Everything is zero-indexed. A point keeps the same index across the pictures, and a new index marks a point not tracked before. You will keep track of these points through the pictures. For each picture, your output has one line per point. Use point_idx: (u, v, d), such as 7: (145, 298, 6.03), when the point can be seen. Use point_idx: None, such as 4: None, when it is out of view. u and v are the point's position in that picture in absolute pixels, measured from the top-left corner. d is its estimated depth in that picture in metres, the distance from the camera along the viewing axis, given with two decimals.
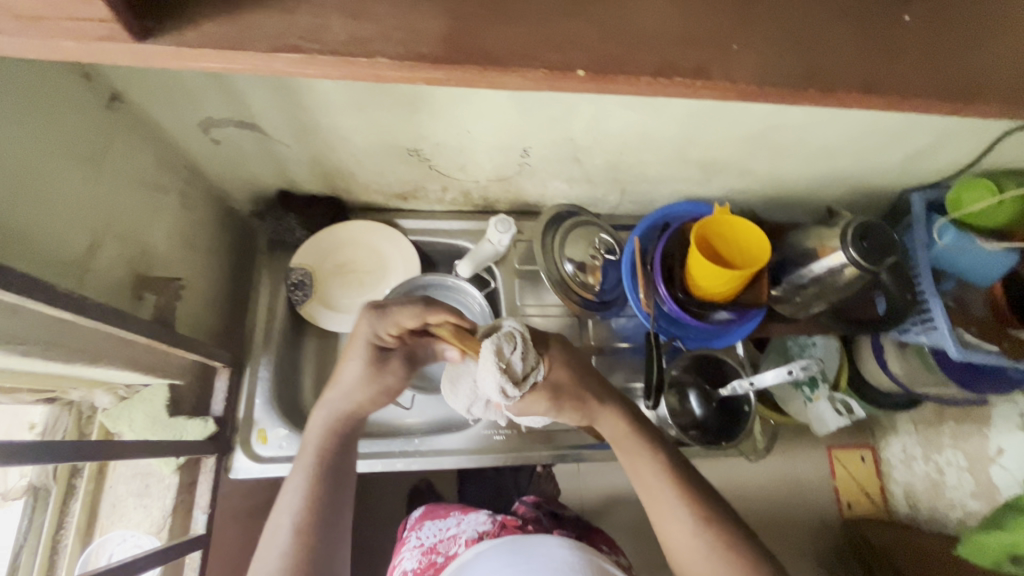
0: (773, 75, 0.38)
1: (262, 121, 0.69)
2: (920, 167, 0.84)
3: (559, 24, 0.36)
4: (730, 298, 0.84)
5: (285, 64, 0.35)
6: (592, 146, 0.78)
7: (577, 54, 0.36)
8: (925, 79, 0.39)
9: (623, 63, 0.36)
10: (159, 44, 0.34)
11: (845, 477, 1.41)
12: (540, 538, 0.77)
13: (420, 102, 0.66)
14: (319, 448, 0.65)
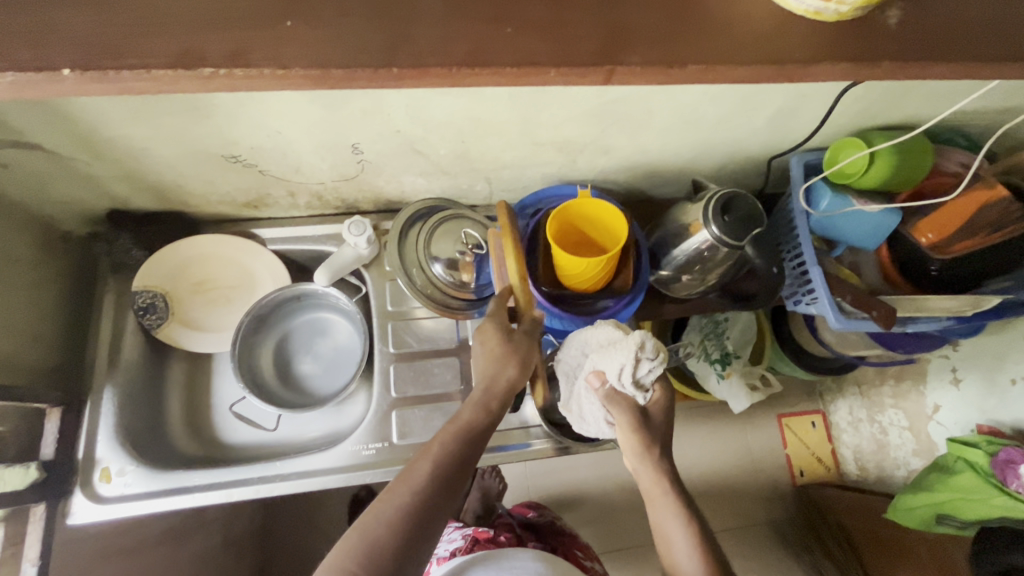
0: (351, 58, 0.41)
1: (40, 140, 0.63)
2: (789, 129, 0.79)
3: (62, 26, 0.40)
4: (598, 286, 0.80)
5: None
6: (427, 136, 0.72)
7: (69, 55, 0.39)
8: (537, 48, 0.43)
9: (129, 53, 0.40)
10: None
11: (796, 445, 1.35)
12: (511, 552, 0.82)
13: (207, 107, 0.60)
14: (476, 414, 0.64)
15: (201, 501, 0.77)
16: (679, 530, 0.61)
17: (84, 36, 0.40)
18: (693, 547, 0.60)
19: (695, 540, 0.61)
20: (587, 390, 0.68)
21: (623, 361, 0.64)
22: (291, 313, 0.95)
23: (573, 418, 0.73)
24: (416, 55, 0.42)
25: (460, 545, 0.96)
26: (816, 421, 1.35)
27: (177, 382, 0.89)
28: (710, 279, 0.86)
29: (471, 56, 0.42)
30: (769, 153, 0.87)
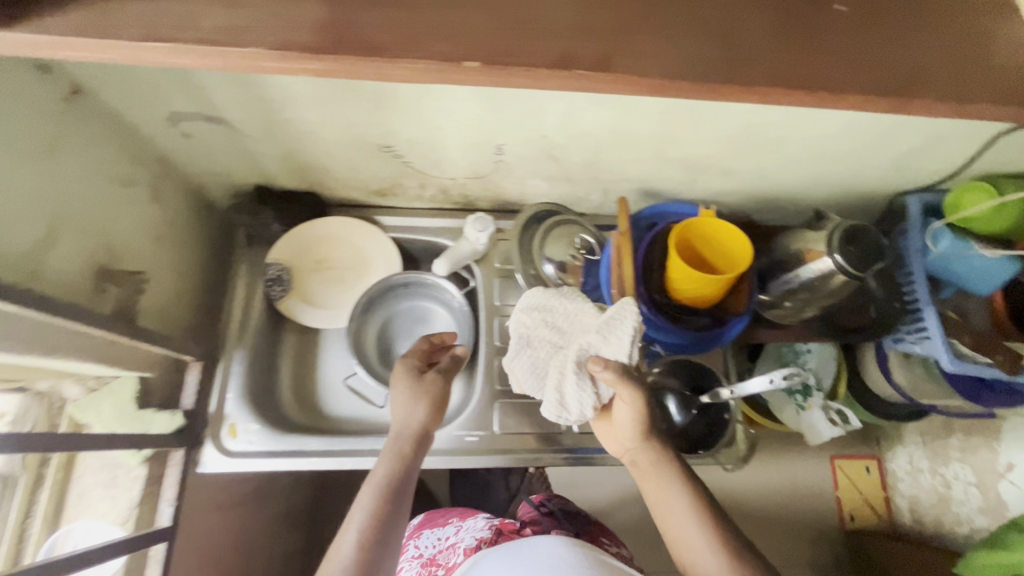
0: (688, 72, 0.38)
1: (227, 115, 0.68)
2: (916, 168, 0.80)
3: (455, 20, 0.37)
4: (711, 303, 0.82)
5: (171, 55, 0.35)
6: (567, 144, 0.76)
7: (476, 52, 0.36)
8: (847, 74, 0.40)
9: (518, 54, 0.36)
10: (30, 32, 0.34)
11: (850, 489, 1.23)
12: (534, 539, 0.71)
13: (386, 98, 0.65)
14: (392, 469, 0.67)
15: (315, 466, 0.80)
16: (684, 508, 0.64)
17: (484, 33, 0.36)
18: (703, 524, 0.63)
19: (703, 515, 0.63)
20: (579, 365, 0.70)
21: (622, 331, 0.68)
22: (397, 301, 0.98)
23: (548, 406, 0.71)
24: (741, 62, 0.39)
25: (484, 535, 0.91)
26: (872, 467, 1.25)
27: (290, 353, 0.94)
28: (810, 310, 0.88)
29: (801, 78, 0.39)
30: (886, 190, 0.87)
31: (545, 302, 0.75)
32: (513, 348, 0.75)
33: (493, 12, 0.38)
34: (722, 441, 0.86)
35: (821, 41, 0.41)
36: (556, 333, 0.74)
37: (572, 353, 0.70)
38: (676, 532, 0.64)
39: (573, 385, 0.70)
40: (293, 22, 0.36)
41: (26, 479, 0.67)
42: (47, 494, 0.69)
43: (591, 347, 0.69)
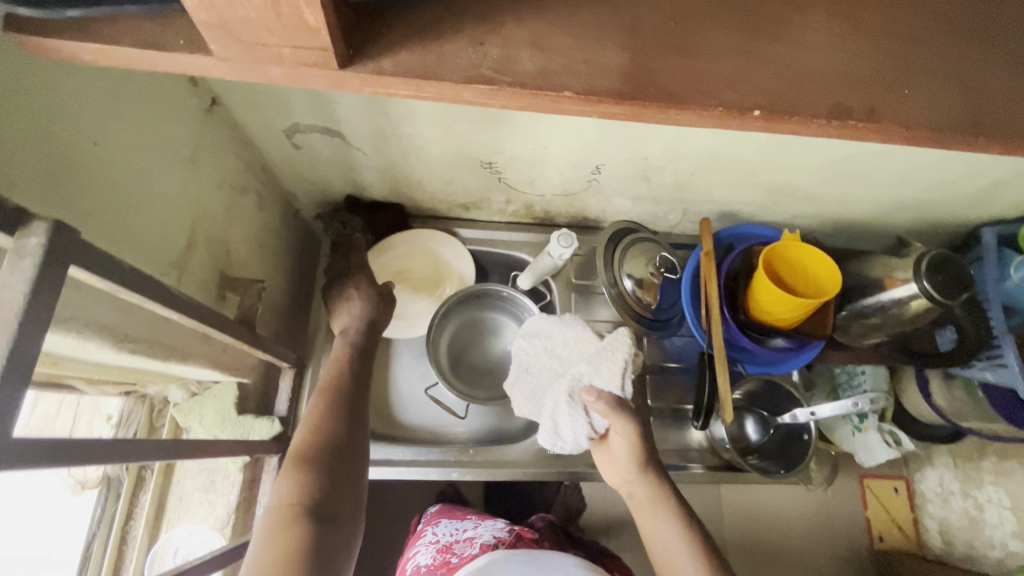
0: (938, 115, 0.30)
1: (345, 129, 0.69)
2: (995, 199, 0.83)
3: (735, 60, 0.29)
4: (792, 324, 0.83)
5: (473, 96, 0.28)
6: (664, 165, 0.77)
7: (752, 91, 0.28)
8: None
9: (801, 100, 0.28)
10: (359, 72, 0.28)
11: (877, 509, 1.22)
12: (553, 554, 0.76)
13: (506, 116, 0.66)
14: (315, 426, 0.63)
15: (403, 475, 0.83)
16: (669, 522, 0.64)
17: (774, 77, 0.28)
18: (688, 534, 0.63)
19: (684, 525, 0.63)
20: (574, 394, 0.73)
21: (613, 362, 0.73)
22: (468, 311, 0.99)
23: (544, 433, 0.74)
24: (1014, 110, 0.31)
25: (505, 537, 0.89)
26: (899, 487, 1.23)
27: None
28: (878, 335, 0.89)
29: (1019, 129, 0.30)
30: (959, 219, 0.90)
31: (546, 332, 0.79)
32: (512, 377, 0.79)
33: (765, 60, 0.29)
34: (801, 463, 0.86)
35: None
36: (554, 361, 0.77)
37: (565, 381, 0.73)
38: (656, 542, 0.64)
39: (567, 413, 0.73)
40: (601, 65, 0.28)
41: (130, 480, 0.70)
42: (150, 496, 0.71)
43: (584, 377, 0.73)
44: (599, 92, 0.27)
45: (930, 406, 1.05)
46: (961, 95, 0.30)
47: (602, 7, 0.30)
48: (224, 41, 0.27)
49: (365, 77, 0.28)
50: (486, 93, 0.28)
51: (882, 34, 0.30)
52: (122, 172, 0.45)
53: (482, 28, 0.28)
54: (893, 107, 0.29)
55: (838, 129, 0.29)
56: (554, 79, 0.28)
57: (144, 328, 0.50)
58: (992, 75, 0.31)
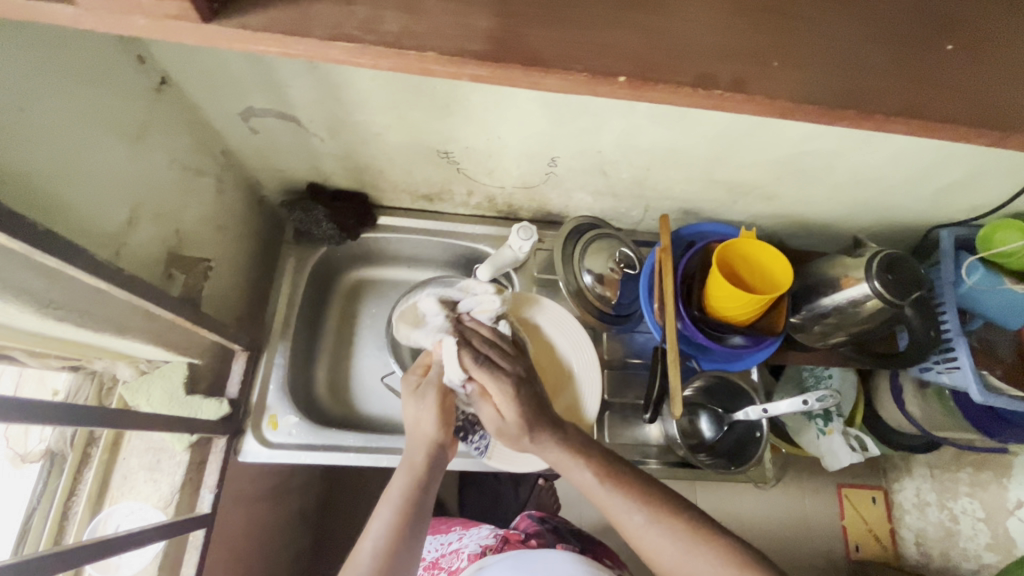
0: (812, 87, 0.30)
1: (300, 114, 0.69)
2: (950, 202, 0.83)
3: (603, 26, 0.29)
4: (747, 322, 0.83)
5: (341, 54, 0.29)
6: (619, 160, 0.78)
7: (619, 58, 0.29)
8: (986, 91, 0.31)
9: (664, 68, 0.29)
10: (225, 27, 0.28)
11: (854, 518, 1.22)
12: (540, 552, 0.76)
13: (456, 105, 0.67)
14: (412, 483, 0.64)
15: (352, 462, 0.80)
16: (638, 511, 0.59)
17: (639, 45, 0.29)
18: (676, 533, 0.57)
19: (666, 518, 0.58)
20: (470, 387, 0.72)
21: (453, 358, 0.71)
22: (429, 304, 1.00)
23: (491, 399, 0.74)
24: (891, 83, 0.31)
25: (490, 543, 0.91)
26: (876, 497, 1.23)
27: (327, 347, 0.96)
28: (835, 336, 0.89)
29: (906, 101, 0.31)
30: (920, 221, 0.90)
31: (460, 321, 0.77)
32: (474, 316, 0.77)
33: (634, 25, 0.30)
34: (752, 461, 0.86)
35: (973, 46, 0.32)
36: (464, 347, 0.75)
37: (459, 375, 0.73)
38: (630, 535, 0.59)
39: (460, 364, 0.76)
40: (468, 30, 0.29)
41: (74, 456, 0.71)
42: (93, 473, 0.72)
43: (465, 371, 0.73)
44: (464, 53, 0.28)
45: (906, 417, 1.02)
46: (837, 74, 0.30)
47: None
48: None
49: (234, 33, 0.29)
50: (355, 52, 0.29)
51: (765, 11, 0.31)
52: (54, 141, 0.47)
53: None
54: (761, 77, 0.29)
55: (702, 99, 0.29)
56: (420, 39, 0.29)
57: (70, 294, 0.51)
58: (872, 44, 0.31)
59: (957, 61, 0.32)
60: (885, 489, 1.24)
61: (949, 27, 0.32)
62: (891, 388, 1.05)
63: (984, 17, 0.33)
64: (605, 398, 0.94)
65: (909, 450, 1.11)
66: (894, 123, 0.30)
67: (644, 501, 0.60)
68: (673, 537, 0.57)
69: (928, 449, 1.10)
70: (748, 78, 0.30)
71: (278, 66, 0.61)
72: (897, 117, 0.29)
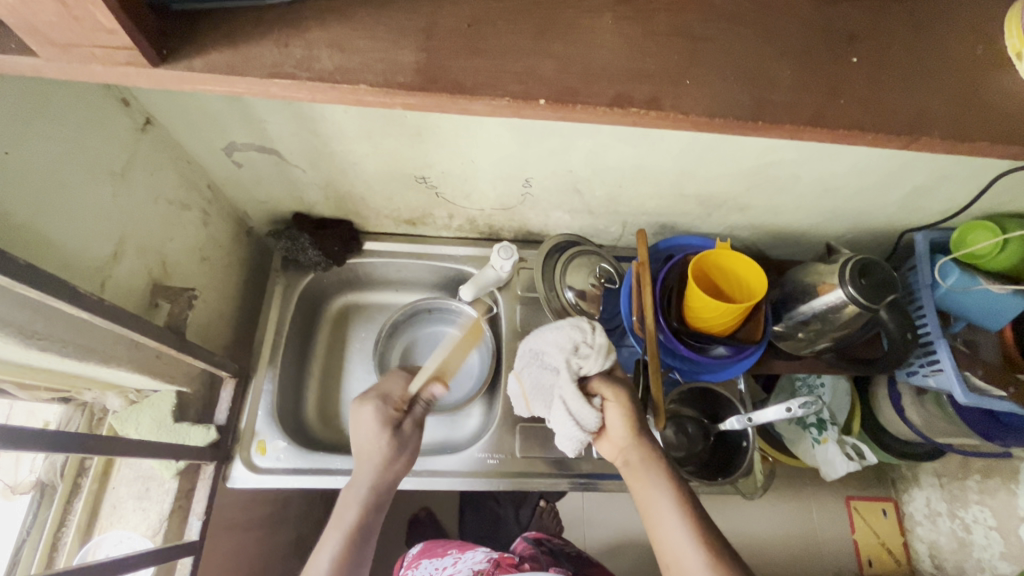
0: (722, 101, 0.32)
1: (280, 146, 0.73)
2: (920, 206, 0.84)
3: (522, 56, 0.32)
4: (727, 331, 0.84)
5: (283, 90, 0.32)
6: (591, 178, 0.81)
7: (538, 83, 0.31)
8: (889, 105, 0.34)
9: (580, 91, 0.31)
10: (174, 70, 0.31)
11: (865, 532, 1.20)
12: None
13: (427, 131, 0.70)
14: (362, 507, 0.66)
15: (341, 485, 0.81)
16: (690, 548, 0.58)
17: (557, 71, 0.32)
18: (702, 548, 0.58)
19: (712, 561, 0.57)
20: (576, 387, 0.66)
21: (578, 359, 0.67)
22: (415, 327, 1.02)
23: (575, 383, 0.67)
24: (797, 96, 0.33)
25: (483, 568, 0.92)
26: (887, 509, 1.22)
27: (316, 372, 0.98)
28: (818, 343, 0.90)
29: (816, 112, 0.33)
30: (895, 225, 0.91)
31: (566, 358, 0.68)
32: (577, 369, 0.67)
33: (554, 52, 0.32)
34: (740, 471, 0.86)
35: (872, 62, 0.35)
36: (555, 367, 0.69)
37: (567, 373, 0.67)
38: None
39: (572, 405, 0.67)
40: (396, 64, 0.32)
41: (63, 486, 0.72)
42: (82, 503, 0.73)
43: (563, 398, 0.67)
44: (393, 85, 0.31)
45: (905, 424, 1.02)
46: (745, 89, 0.33)
47: (411, 10, 0.34)
48: (45, 46, 0.30)
49: (182, 74, 0.32)
50: (292, 88, 0.32)
51: (674, 34, 0.34)
52: (38, 182, 0.50)
53: (289, 34, 0.32)
54: (672, 95, 0.31)
55: (617, 117, 0.32)
56: (352, 74, 0.31)
57: (55, 326, 0.54)
58: (778, 59, 0.34)
59: (861, 72, 0.34)
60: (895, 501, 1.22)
61: (853, 40, 0.35)
62: (888, 394, 1.04)
63: (885, 32, 0.35)
64: None
65: (909, 459, 1.10)
66: (804, 131, 0.32)
67: (690, 519, 0.60)
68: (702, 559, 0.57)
69: (934, 454, 1.08)
70: (663, 96, 0.32)
71: (256, 104, 0.64)
72: (800, 126, 0.32)
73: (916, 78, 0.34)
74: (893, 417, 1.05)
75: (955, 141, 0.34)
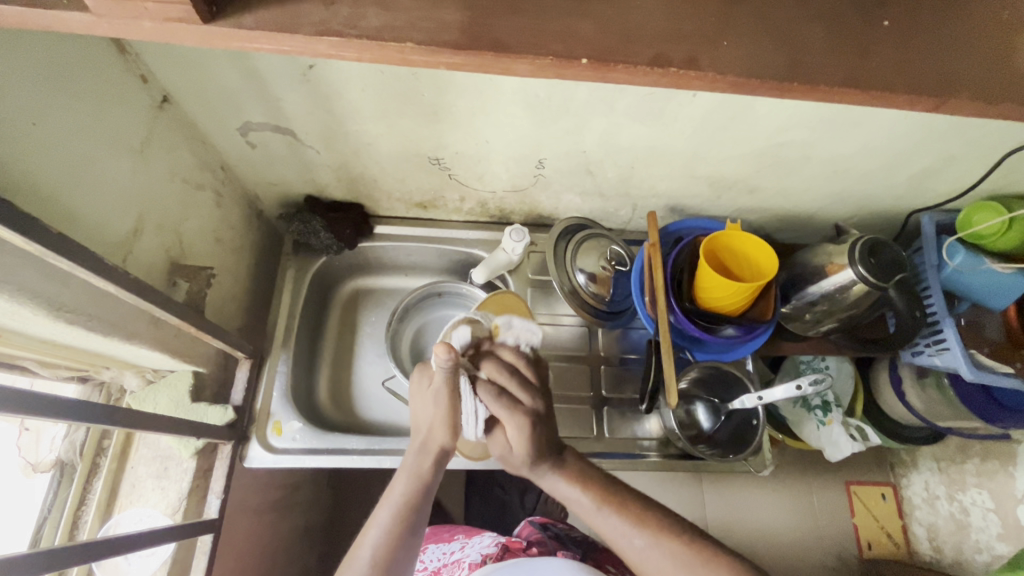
0: (757, 63, 0.33)
1: (295, 126, 0.73)
2: (927, 187, 0.85)
3: (563, 17, 0.32)
4: (737, 311, 0.85)
5: (329, 48, 0.32)
6: (604, 159, 0.81)
7: (579, 42, 0.32)
8: (917, 71, 0.35)
9: (621, 50, 0.32)
10: (223, 27, 0.32)
11: (864, 516, 1.21)
12: (545, 560, 0.80)
13: (444, 111, 0.70)
14: (416, 488, 0.66)
15: (355, 464, 0.81)
16: (644, 541, 0.63)
17: (597, 31, 0.32)
18: (657, 537, 0.63)
19: (665, 545, 0.63)
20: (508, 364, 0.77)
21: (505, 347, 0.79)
22: (425, 312, 1.02)
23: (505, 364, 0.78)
24: (829, 57, 0.34)
25: (491, 552, 0.93)
26: (886, 493, 1.23)
27: (328, 355, 0.98)
28: (825, 324, 0.91)
29: (847, 75, 0.34)
30: (902, 207, 0.92)
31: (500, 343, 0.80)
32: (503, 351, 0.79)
33: (592, 13, 0.33)
34: (750, 449, 0.87)
35: (899, 28, 0.35)
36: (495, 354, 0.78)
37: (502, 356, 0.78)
38: (630, 559, 0.64)
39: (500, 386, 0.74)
40: (439, 24, 0.32)
41: (83, 465, 0.73)
42: (102, 482, 0.73)
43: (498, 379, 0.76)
44: (438, 43, 0.31)
45: (906, 407, 1.04)
46: (779, 51, 0.34)
47: None
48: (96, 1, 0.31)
49: (230, 32, 0.32)
50: (338, 46, 0.32)
51: None
52: (65, 155, 0.50)
53: None
54: (710, 55, 0.32)
55: (656, 78, 0.32)
56: (398, 33, 0.32)
57: (81, 299, 0.54)
58: (812, 23, 0.35)
59: (892, 35, 0.35)
60: (893, 485, 1.24)
61: (883, 5, 0.36)
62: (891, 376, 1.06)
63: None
64: (603, 394, 0.95)
65: (912, 442, 1.11)
66: (838, 92, 0.33)
67: (633, 513, 0.65)
68: (656, 547, 0.62)
69: (936, 436, 1.10)
70: (699, 57, 0.33)
71: (274, 81, 0.64)
72: (835, 86, 0.32)
73: (941, 43, 0.35)
74: (895, 399, 1.07)
75: (977, 104, 0.35)
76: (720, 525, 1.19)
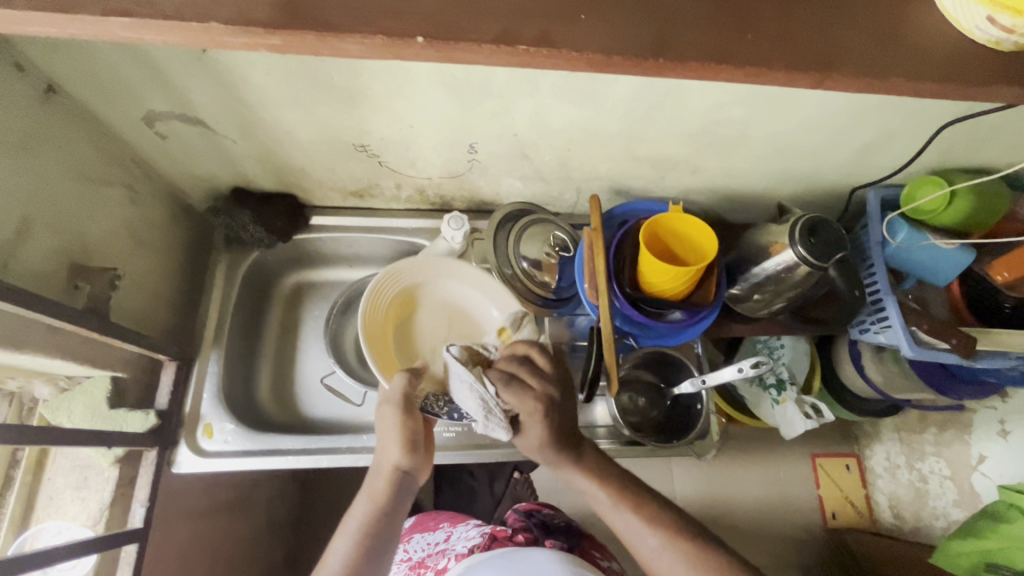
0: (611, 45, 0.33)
1: (204, 115, 0.69)
2: (871, 163, 0.84)
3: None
4: (680, 295, 0.83)
5: (122, 29, 0.34)
6: (538, 143, 0.78)
7: (419, 23, 0.33)
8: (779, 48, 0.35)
9: (463, 29, 0.33)
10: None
11: (829, 487, 1.23)
12: (529, 552, 0.72)
13: (359, 96, 0.66)
14: (371, 514, 0.61)
15: (293, 465, 0.79)
16: (652, 534, 0.59)
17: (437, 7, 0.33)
18: (663, 532, 0.59)
19: (670, 535, 0.59)
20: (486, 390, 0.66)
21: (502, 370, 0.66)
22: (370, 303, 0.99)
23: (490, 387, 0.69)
24: (688, 29, 0.35)
25: (478, 542, 0.88)
26: (850, 465, 1.24)
27: (270, 353, 0.95)
28: (776, 304, 0.89)
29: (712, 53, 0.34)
30: (849, 183, 0.90)
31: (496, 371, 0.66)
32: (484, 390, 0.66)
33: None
34: (692, 433, 0.87)
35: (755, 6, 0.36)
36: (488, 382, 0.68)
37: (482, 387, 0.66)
38: (642, 556, 0.60)
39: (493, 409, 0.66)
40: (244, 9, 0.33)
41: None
42: (13, 496, 0.71)
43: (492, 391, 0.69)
44: (254, 23, 0.33)
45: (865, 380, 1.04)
46: (634, 27, 0.34)
47: None
48: None
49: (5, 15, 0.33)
50: (131, 26, 0.34)
51: None
52: None
53: None
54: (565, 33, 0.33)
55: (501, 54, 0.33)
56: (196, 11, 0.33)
57: None
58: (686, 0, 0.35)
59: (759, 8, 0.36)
60: (857, 456, 1.25)
61: None
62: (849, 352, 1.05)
63: None
64: None
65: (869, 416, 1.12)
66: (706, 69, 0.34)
67: (642, 511, 0.61)
68: (660, 542, 0.59)
69: (892, 408, 1.11)
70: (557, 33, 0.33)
71: (169, 68, 0.60)
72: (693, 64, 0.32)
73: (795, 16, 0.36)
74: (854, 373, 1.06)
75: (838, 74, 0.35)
76: (685, 505, 1.20)
